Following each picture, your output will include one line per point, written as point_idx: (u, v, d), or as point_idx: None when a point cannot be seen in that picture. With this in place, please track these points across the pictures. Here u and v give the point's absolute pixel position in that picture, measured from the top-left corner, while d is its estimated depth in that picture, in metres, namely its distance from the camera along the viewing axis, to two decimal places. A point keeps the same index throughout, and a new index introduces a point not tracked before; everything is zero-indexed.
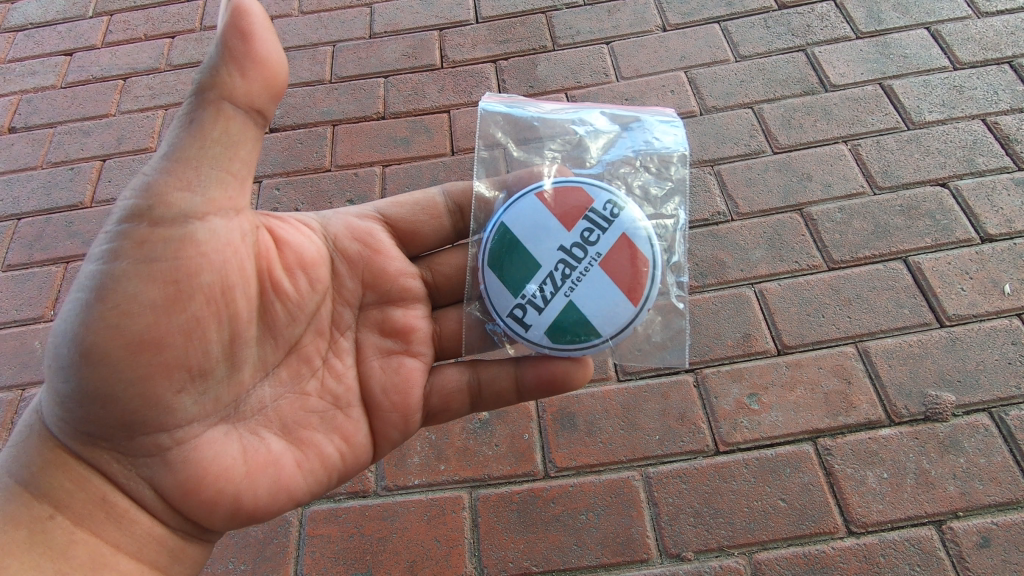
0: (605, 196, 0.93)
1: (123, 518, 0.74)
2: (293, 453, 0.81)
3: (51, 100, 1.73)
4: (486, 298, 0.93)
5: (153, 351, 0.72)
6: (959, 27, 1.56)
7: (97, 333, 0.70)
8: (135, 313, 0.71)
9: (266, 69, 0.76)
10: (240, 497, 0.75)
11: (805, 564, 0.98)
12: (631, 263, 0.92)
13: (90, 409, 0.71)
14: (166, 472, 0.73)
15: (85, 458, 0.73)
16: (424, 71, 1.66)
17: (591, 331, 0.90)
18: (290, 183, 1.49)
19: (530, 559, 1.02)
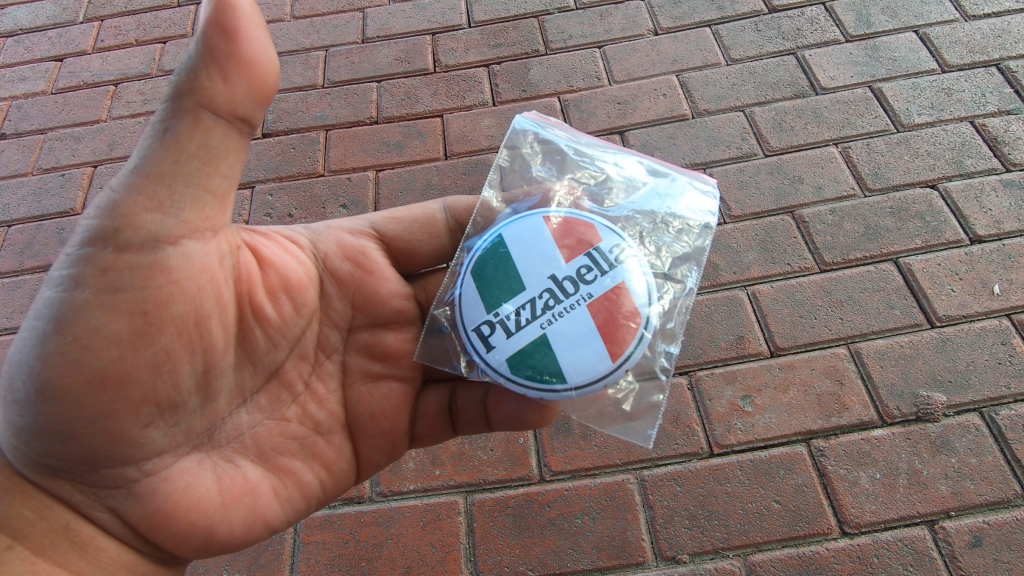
0: (613, 241, 0.92)
1: (83, 547, 0.74)
2: (270, 481, 0.82)
3: (42, 106, 1.72)
4: (462, 307, 0.91)
5: (124, 392, 0.72)
6: (947, 30, 1.58)
7: (60, 372, 0.70)
8: (103, 351, 0.71)
9: (242, 73, 0.72)
10: (213, 530, 0.76)
11: (800, 565, 0.99)
12: (620, 315, 0.88)
13: (49, 444, 0.71)
14: (132, 501, 0.74)
15: (43, 486, 0.73)
16: (418, 76, 1.66)
17: (555, 373, 0.86)
18: (284, 188, 1.49)
19: (526, 564, 1.02)
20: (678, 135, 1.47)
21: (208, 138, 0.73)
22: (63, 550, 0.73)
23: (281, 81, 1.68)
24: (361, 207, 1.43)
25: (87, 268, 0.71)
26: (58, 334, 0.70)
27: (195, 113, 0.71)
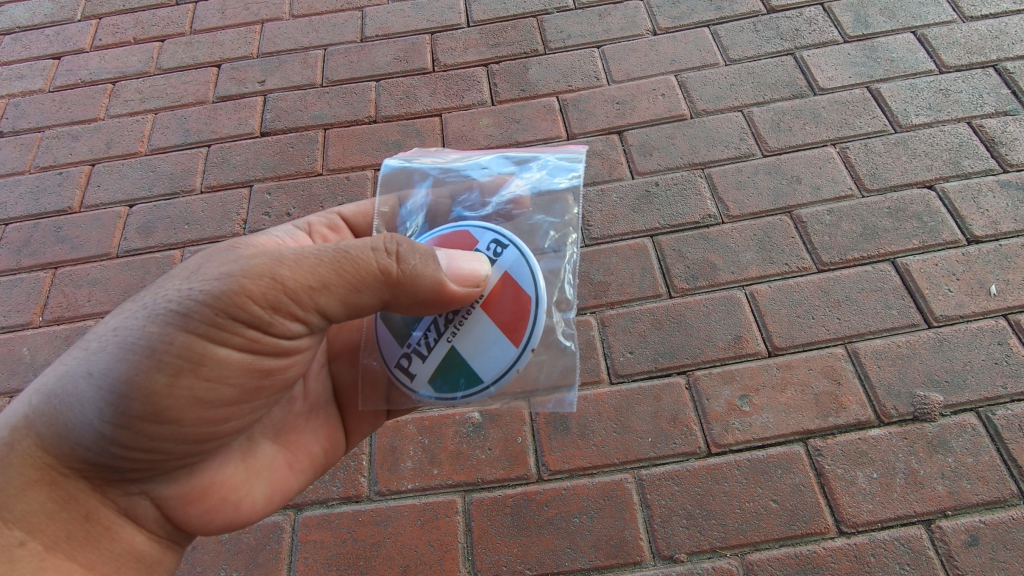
0: (488, 236, 0.89)
1: (100, 536, 0.77)
2: (287, 458, 0.90)
3: (39, 104, 1.71)
4: (381, 346, 0.89)
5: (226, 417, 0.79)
6: (945, 31, 1.58)
7: (175, 406, 0.72)
8: (217, 395, 0.76)
9: (431, 310, 0.80)
10: (243, 507, 0.85)
11: (797, 564, 0.99)
12: (512, 302, 0.85)
13: (133, 454, 0.74)
14: (169, 482, 0.80)
15: (74, 478, 0.75)
16: (416, 75, 1.66)
17: (472, 377, 0.84)
18: (282, 187, 1.48)
19: (524, 563, 1.02)
20: (676, 135, 1.48)
21: (365, 297, 0.76)
22: (79, 541, 0.75)
23: (280, 80, 1.68)
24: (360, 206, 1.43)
25: (230, 338, 0.72)
26: (172, 369, 0.71)
27: (362, 280, 0.75)
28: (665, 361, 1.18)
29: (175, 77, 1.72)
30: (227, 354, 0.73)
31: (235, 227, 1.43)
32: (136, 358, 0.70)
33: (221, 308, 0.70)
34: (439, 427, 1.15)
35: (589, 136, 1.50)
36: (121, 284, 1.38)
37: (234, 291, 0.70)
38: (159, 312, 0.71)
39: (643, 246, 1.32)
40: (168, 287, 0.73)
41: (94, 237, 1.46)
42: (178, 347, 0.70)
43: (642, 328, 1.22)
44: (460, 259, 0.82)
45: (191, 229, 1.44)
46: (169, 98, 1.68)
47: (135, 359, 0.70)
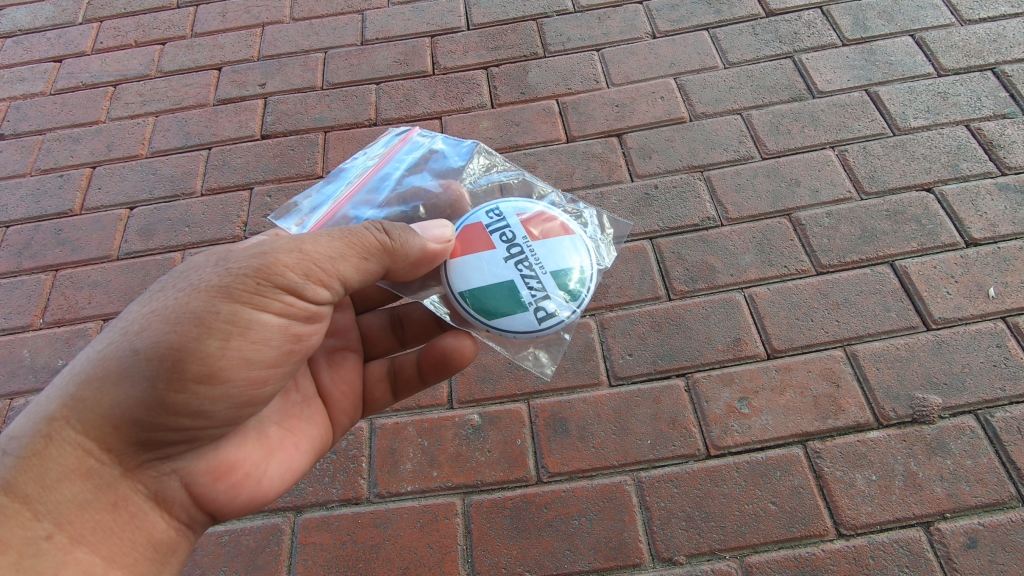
0: (481, 213, 1.00)
1: (124, 526, 0.77)
2: (292, 439, 0.93)
3: (40, 107, 1.72)
4: (515, 329, 0.95)
5: (269, 381, 0.82)
6: (943, 35, 1.59)
7: (229, 368, 0.76)
8: (266, 358, 0.79)
9: (420, 273, 0.90)
10: (264, 484, 0.87)
11: (796, 567, 0.99)
12: (541, 219, 1.00)
13: (179, 421, 0.75)
14: (198, 460, 0.82)
15: (111, 463, 0.75)
16: (416, 78, 1.66)
17: (581, 272, 0.98)
18: (282, 190, 1.49)
19: (523, 565, 1.02)
20: (675, 138, 1.48)
21: (376, 265, 0.83)
22: (105, 531, 0.75)
23: (280, 83, 1.68)
24: None
25: (273, 304, 0.76)
26: (224, 333, 0.74)
27: (371, 249, 0.82)
28: (664, 363, 1.19)
29: (176, 80, 1.73)
30: (272, 321, 0.77)
31: (235, 230, 1.43)
32: (184, 328, 0.72)
33: (263, 277, 0.75)
34: (439, 430, 1.15)
35: (589, 139, 1.50)
36: (121, 287, 1.38)
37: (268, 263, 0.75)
38: (204, 287, 0.74)
39: (642, 248, 1.33)
40: (200, 270, 0.76)
41: (95, 239, 1.46)
42: (226, 314, 0.73)
43: (641, 331, 1.23)
44: (431, 227, 0.91)
45: (191, 231, 1.44)
46: (170, 101, 1.69)
47: (181, 328, 0.72)
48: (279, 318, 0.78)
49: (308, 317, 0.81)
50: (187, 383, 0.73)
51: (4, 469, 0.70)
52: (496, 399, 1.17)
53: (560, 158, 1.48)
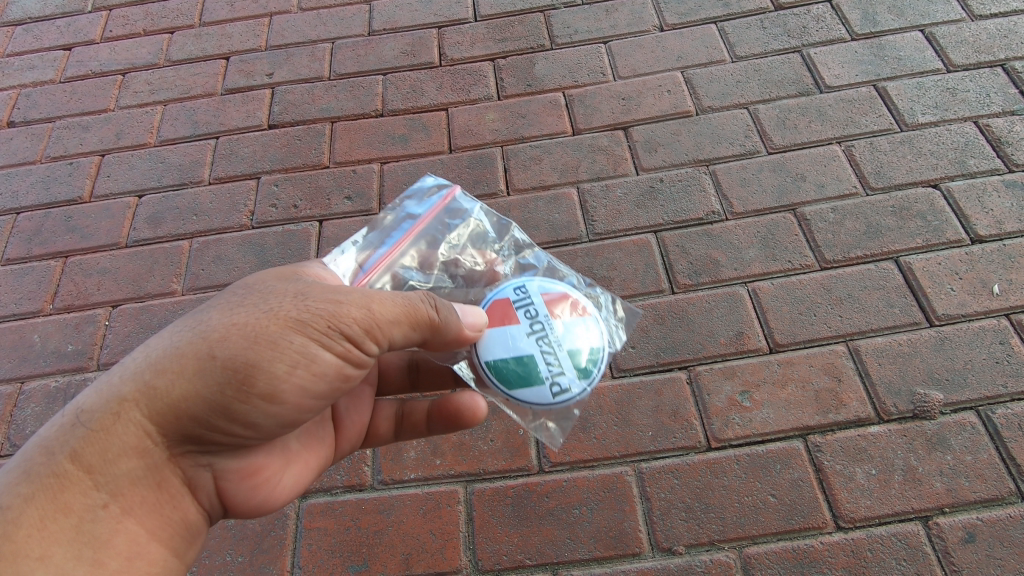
0: (507, 286, 1.00)
1: (166, 502, 0.78)
2: (309, 453, 0.94)
3: (50, 95, 1.73)
4: (530, 401, 0.94)
5: (310, 417, 0.83)
6: (953, 30, 1.58)
7: (288, 395, 0.76)
8: (317, 397, 0.80)
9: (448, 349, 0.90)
10: (280, 490, 0.89)
11: (794, 559, 1.00)
12: (562, 296, 1.00)
13: (232, 428, 0.77)
14: (233, 460, 0.84)
15: (166, 449, 0.76)
16: (423, 69, 1.66)
17: (599, 352, 0.97)
18: (288, 179, 1.50)
19: (524, 553, 1.03)
20: (681, 131, 1.48)
21: (428, 331, 0.83)
22: (151, 507, 0.76)
23: (288, 73, 1.69)
24: (365, 199, 1.45)
25: (335, 350, 0.77)
26: (291, 364, 0.74)
27: (425, 322, 0.82)
28: (666, 357, 1.19)
29: (184, 69, 1.74)
30: (331, 363, 0.78)
31: (242, 219, 1.44)
32: (258, 348, 0.72)
33: (337, 321, 0.76)
34: None
35: (594, 132, 1.50)
36: (130, 274, 1.40)
37: (342, 308, 0.77)
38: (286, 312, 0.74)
39: (646, 242, 1.33)
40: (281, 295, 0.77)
41: (104, 226, 1.48)
42: (299, 347, 0.74)
43: (644, 324, 1.23)
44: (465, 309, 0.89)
45: (199, 220, 1.45)
46: (178, 90, 1.69)
47: (256, 348, 0.72)
48: (338, 363, 0.79)
49: (356, 367, 0.82)
50: (246, 405, 0.74)
51: (73, 438, 0.71)
52: None
53: (565, 151, 1.48)
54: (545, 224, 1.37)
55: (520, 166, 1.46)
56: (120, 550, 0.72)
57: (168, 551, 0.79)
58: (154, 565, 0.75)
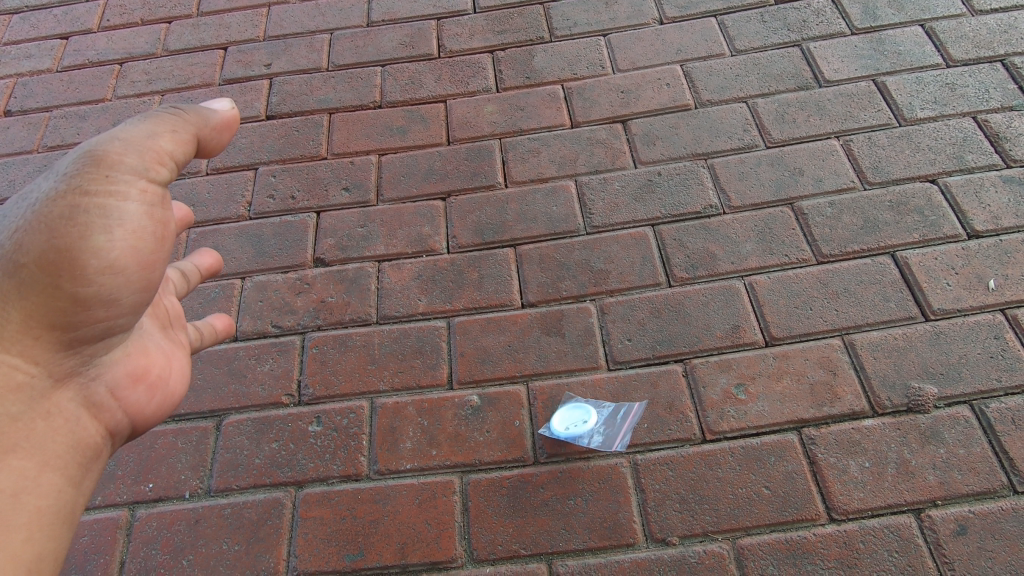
0: None
1: (58, 431, 0.86)
2: (165, 354, 1.00)
3: (47, 84, 1.72)
4: None
5: (165, 271, 0.90)
6: (954, 25, 1.58)
7: (113, 265, 0.83)
8: (154, 248, 0.86)
9: (221, 145, 0.96)
10: (171, 388, 0.99)
11: (787, 550, 1.01)
12: None
13: (87, 314, 0.84)
14: (116, 363, 0.92)
15: (46, 374, 0.85)
16: (422, 61, 1.66)
17: None
18: (286, 170, 1.49)
19: (518, 543, 1.04)
20: (680, 125, 1.48)
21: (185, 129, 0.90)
22: (39, 438, 0.83)
23: (286, 64, 1.68)
24: (363, 190, 1.44)
25: (130, 189, 0.83)
26: (82, 229, 0.81)
27: (178, 124, 0.89)
28: (662, 349, 1.20)
29: (182, 59, 1.73)
30: (136, 210, 0.84)
31: (240, 210, 1.44)
32: (61, 233, 0.80)
33: (105, 167, 0.82)
34: (439, 409, 1.16)
35: (593, 125, 1.50)
36: None
37: (103, 155, 0.82)
38: (55, 194, 0.81)
39: (644, 235, 1.33)
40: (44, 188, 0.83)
41: None
42: (96, 212, 0.81)
43: (641, 317, 1.23)
44: None
45: (196, 210, 1.45)
46: (176, 80, 1.69)
47: (55, 236, 0.80)
48: (143, 207, 0.85)
49: (166, 203, 0.88)
50: (89, 280, 0.81)
51: None
52: (496, 381, 1.19)
53: (564, 143, 1.48)
54: (543, 216, 1.37)
55: (518, 159, 1.46)
56: (5, 488, 0.78)
57: (64, 481, 0.85)
58: (46, 498, 0.82)
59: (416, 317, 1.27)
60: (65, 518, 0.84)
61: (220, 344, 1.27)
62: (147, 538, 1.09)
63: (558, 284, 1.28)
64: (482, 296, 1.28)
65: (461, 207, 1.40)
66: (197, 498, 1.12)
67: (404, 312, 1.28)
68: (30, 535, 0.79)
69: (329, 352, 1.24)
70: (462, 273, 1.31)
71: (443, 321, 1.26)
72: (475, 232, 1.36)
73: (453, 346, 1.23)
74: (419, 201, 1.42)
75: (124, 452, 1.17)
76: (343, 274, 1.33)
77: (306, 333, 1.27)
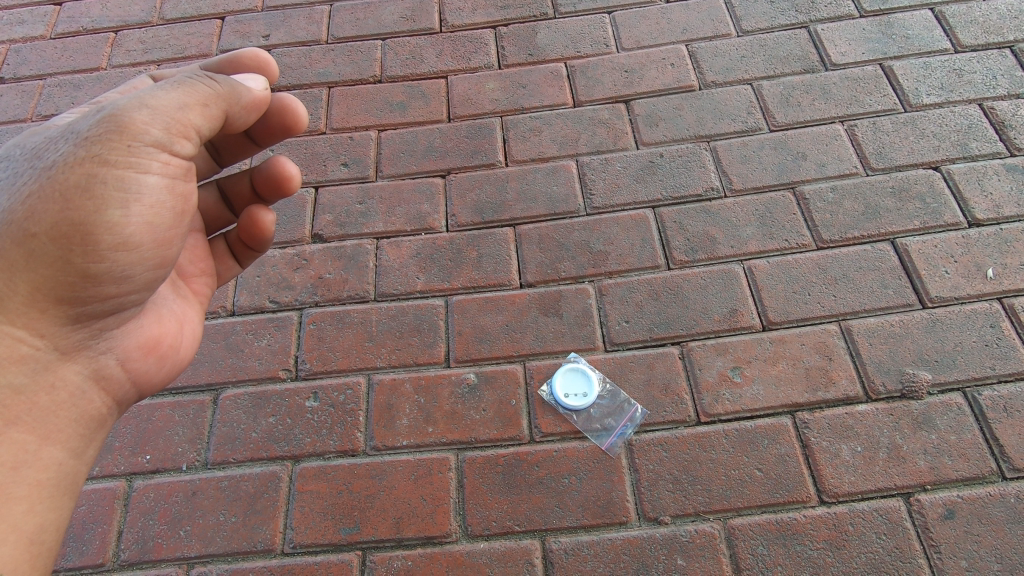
0: None
1: (61, 405, 0.85)
2: (177, 318, 1.00)
3: (41, 51, 1.69)
4: None
5: (179, 245, 0.90)
6: (964, 9, 1.55)
7: (132, 240, 0.83)
8: (170, 222, 0.87)
9: (252, 121, 0.94)
10: (181, 355, 0.99)
11: (777, 530, 1.02)
12: None
13: (101, 287, 0.84)
14: (126, 337, 0.91)
15: (50, 347, 0.84)
16: (423, 35, 1.63)
17: None
18: (284, 144, 1.48)
19: (512, 519, 1.05)
20: (683, 106, 1.46)
21: (214, 103, 0.87)
22: (40, 414, 0.83)
23: (284, 35, 1.65)
24: (362, 166, 1.43)
25: (152, 160, 0.83)
26: (100, 200, 0.80)
27: (210, 96, 0.86)
28: (659, 332, 1.20)
29: (178, 28, 1.70)
30: (157, 182, 0.84)
31: None
32: (76, 203, 0.79)
33: (128, 137, 0.80)
34: (435, 387, 1.17)
35: (595, 104, 1.48)
36: None
37: (127, 122, 0.80)
38: (72, 160, 0.79)
39: (644, 217, 1.32)
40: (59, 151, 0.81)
41: None
42: (114, 183, 0.80)
43: (639, 299, 1.23)
44: None
45: None
46: (172, 49, 1.66)
47: (73, 205, 0.79)
48: (163, 179, 0.84)
49: (185, 173, 0.88)
50: (103, 255, 0.81)
51: None
52: (493, 359, 1.19)
53: (565, 123, 1.46)
54: (543, 196, 1.36)
55: (519, 137, 1.45)
56: (4, 462, 0.79)
57: (65, 455, 0.85)
58: (46, 471, 0.82)
59: (414, 295, 1.27)
60: (66, 491, 0.85)
61: (217, 318, 1.27)
62: (145, 508, 1.10)
63: (557, 265, 1.28)
64: (481, 274, 1.28)
65: (461, 185, 1.39)
66: (194, 471, 1.12)
67: (402, 290, 1.27)
68: (31, 506, 0.81)
69: (326, 328, 1.24)
70: (461, 252, 1.31)
71: (442, 299, 1.26)
72: (475, 211, 1.35)
73: (451, 325, 1.23)
74: (418, 178, 1.41)
75: (121, 423, 1.17)
76: (342, 250, 1.33)
77: (303, 309, 1.27)
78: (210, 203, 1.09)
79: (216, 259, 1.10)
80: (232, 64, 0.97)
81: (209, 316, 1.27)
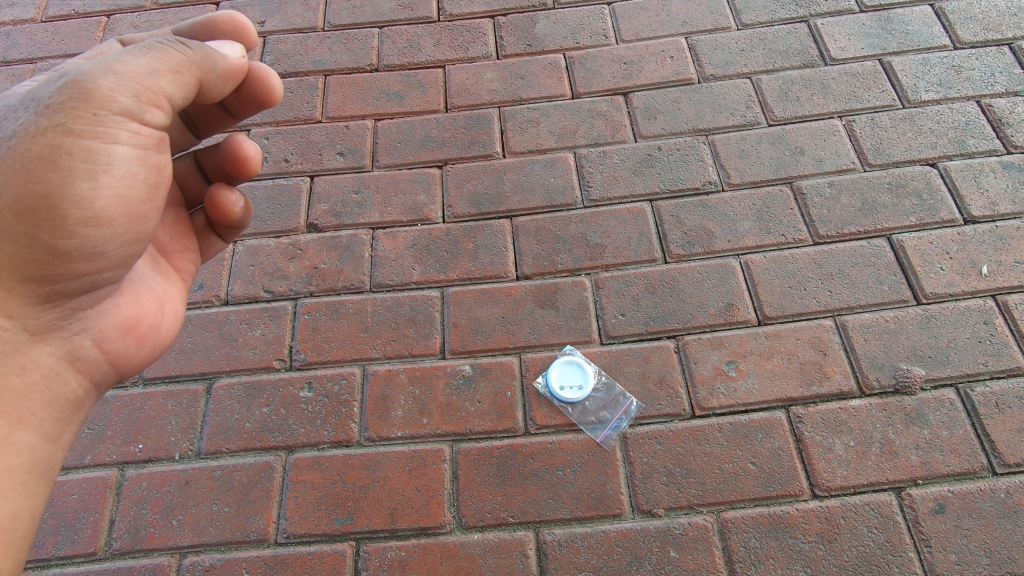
0: None
1: (33, 386, 0.83)
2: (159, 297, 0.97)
3: (31, 34, 1.66)
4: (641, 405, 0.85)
5: (154, 219, 0.88)
6: (963, 6, 1.55)
7: (101, 215, 0.80)
8: (142, 196, 0.84)
9: (230, 91, 0.91)
10: (163, 334, 0.97)
11: (769, 523, 1.03)
12: None
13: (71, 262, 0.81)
14: (103, 316, 0.89)
15: (21, 327, 0.81)
16: (421, 24, 1.61)
17: None
18: (279, 133, 1.46)
19: (507, 511, 1.05)
20: (682, 99, 1.45)
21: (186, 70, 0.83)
22: (8, 396, 0.80)
23: (280, 22, 1.63)
24: (358, 155, 1.42)
25: (120, 130, 0.79)
26: (65, 174, 0.77)
27: (183, 62, 0.82)
28: (655, 325, 1.20)
29: (172, 13, 1.67)
30: (127, 154, 0.81)
31: None
32: (40, 176, 0.76)
33: (93, 105, 0.77)
34: (431, 378, 1.16)
35: (594, 96, 1.47)
36: None
37: (93, 89, 0.77)
38: (34, 129, 0.76)
39: (641, 210, 1.32)
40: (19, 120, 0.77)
41: None
42: (81, 154, 0.77)
43: (635, 292, 1.23)
44: None
45: None
46: None
47: (38, 178, 0.76)
48: (133, 149, 0.81)
49: (158, 144, 0.85)
50: (72, 230, 0.79)
51: None
52: (488, 351, 1.19)
53: (564, 114, 1.45)
54: (540, 188, 1.35)
55: (517, 128, 1.44)
56: None
57: (39, 438, 0.83)
58: (19, 455, 0.80)
59: (410, 287, 1.26)
60: (40, 475, 0.83)
61: (210, 308, 1.26)
62: (137, 497, 1.09)
63: (554, 257, 1.27)
64: (478, 266, 1.27)
65: (458, 175, 1.38)
66: (187, 460, 1.12)
67: (398, 281, 1.26)
68: (3, 493, 0.78)
69: (321, 319, 1.23)
70: (458, 243, 1.30)
71: (438, 291, 1.25)
72: (472, 202, 1.35)
73: (446, 316, 1.22)
74: (415, 168, 1.40)
75: (114, 412, 1.16)
76: (337, 240, 1.32)
77: (298, 299, 1.26)
78: (189, 179, 1.05)
79: (198, 236, 1.08)
80: (206, 28, 0.93)
81: (203, 305, 1.26)
